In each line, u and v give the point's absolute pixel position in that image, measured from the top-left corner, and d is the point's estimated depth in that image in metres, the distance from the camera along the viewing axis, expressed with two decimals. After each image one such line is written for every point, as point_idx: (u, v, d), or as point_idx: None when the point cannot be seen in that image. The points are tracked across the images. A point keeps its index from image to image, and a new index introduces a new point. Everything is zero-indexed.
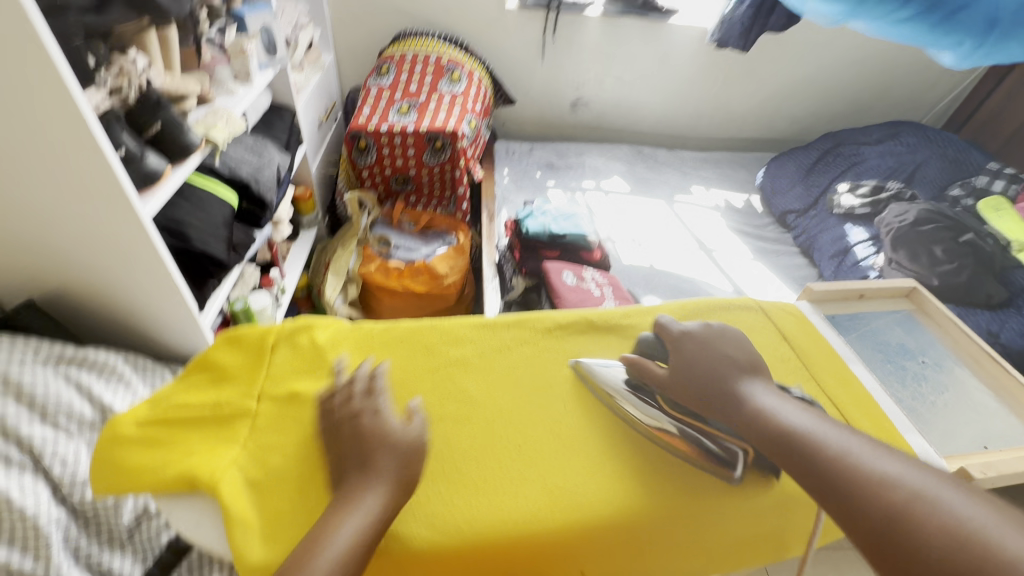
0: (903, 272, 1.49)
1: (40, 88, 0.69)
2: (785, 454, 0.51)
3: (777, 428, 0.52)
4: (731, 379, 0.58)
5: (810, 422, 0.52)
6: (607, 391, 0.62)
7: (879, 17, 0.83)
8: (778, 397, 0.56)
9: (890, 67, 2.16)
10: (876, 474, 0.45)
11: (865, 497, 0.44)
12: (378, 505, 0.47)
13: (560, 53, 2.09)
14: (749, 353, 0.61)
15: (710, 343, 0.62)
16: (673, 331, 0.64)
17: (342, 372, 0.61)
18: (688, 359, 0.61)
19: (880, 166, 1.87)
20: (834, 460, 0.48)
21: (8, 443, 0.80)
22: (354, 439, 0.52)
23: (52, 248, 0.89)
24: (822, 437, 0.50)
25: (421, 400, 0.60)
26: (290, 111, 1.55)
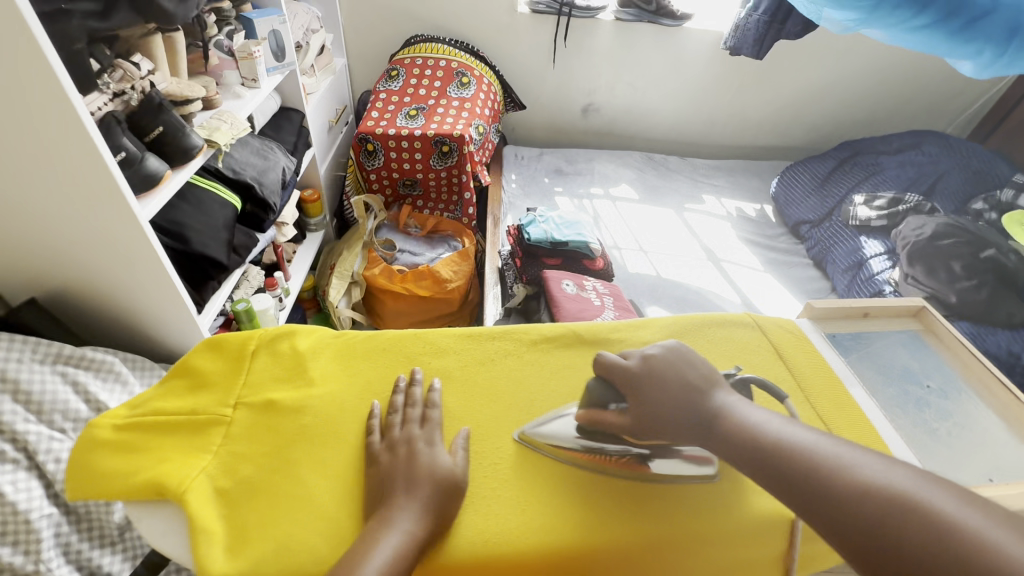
0: (919, 287, 1.43)
1: (39, 93, 0.71)
2: (759, 468, 0.48)
3: (747, 439, 0.50)
4: (692, 399, 0.55)
5: (780, 429, 0.50)
6: (567, 444, 0.58)
7: (878, 30, 0.62)
8: (743, 405, 0.53)
9: (913, 75, 2.09)
10: (852, 480, 0.43)
11: (843, 508, 0.42)
12: (415, 525, 0.48)
13: (572, 58, 2.07)
14: (705, 369, 0.58)
15: (662, 374, 0.56)
16: (618, 365, 0.58)
17: (400, 391, 0.60)
18: (646, 401, 0.55)
19: (899, 177, 1.81)
20: (808, 470, 0.45)
21: (3, 439, 0.82)
22: (404, 465, 0.52)
23: (55, 248, 0.90)
24: (792, 445, 0.47)
25: (470, 430, 0.59)
26: (298, 115, 1.56)
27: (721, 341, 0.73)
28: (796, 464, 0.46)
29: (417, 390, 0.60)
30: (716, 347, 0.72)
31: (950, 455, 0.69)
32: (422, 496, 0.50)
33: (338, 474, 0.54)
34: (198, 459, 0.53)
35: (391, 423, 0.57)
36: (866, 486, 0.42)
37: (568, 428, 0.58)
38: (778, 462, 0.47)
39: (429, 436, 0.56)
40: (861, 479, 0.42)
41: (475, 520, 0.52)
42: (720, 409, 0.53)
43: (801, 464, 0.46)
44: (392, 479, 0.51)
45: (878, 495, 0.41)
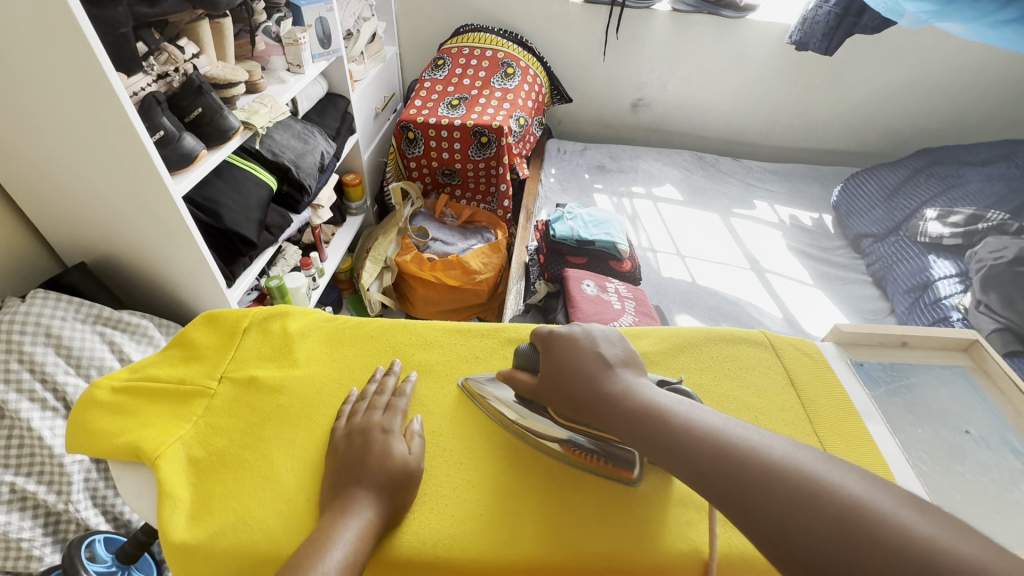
0: (992, 317, 1.27)
1: (83, 72, 0.76)
2: (668, 455, 0.46)
3: (656, 420, 0.48)
4: (600, 381, 0.53)
5: (690, 411, 0.48)
6: (501, 407, 0.59)
7: (975, 18, 0.86)
8: (652, 387, 0.52)
9: (1014, 76, 1.85)
10: (763, 463, 0.41)
11: (758, 496, 0.40)
12: (374, 513, 0.48)
13: (624, 50, 2.00)
14: (625, 346, 0.57)
15: (578, 350, 0.56)
16: (544, 335, 0.60)
17: (376, 380, 0.61)
18: (558, 366, 0.56)
19: (985, 192, 1.60)
20: (720, 456, 0.43)
21: (46, 389, 0.90)
22: (360, 453, 0.52)
23: (101, 217, 0.98)
24: (703, 429, 0.45)
25: (422, 419, 0.58)
26: (343, 101, 1.61)
27: (729, 359, 0.68)
28: (707, 450, 0.44)
29: (391, 380, 0.61)
30: (719, 364, 0.68)
31: (979, 513, 0.61)
32: (376, 486, 0.50)
33: (303, 456, 0.54)
34: (177, 427, 0.56)
35: (358, 409, 0.57)
36: (775, 470, 0.40)
37: (505, 391, 0.60)
38: (691, 448, 0.45)
39: (388, 423, 0.56)
40: (772, 462, 0.41)
41: (430, 516, 0.51)
42: (628, 392, 0.51)
43: (715, 450, 0.43)
44: (348, 469, 0.51)
45: (788, 477, 0.39)
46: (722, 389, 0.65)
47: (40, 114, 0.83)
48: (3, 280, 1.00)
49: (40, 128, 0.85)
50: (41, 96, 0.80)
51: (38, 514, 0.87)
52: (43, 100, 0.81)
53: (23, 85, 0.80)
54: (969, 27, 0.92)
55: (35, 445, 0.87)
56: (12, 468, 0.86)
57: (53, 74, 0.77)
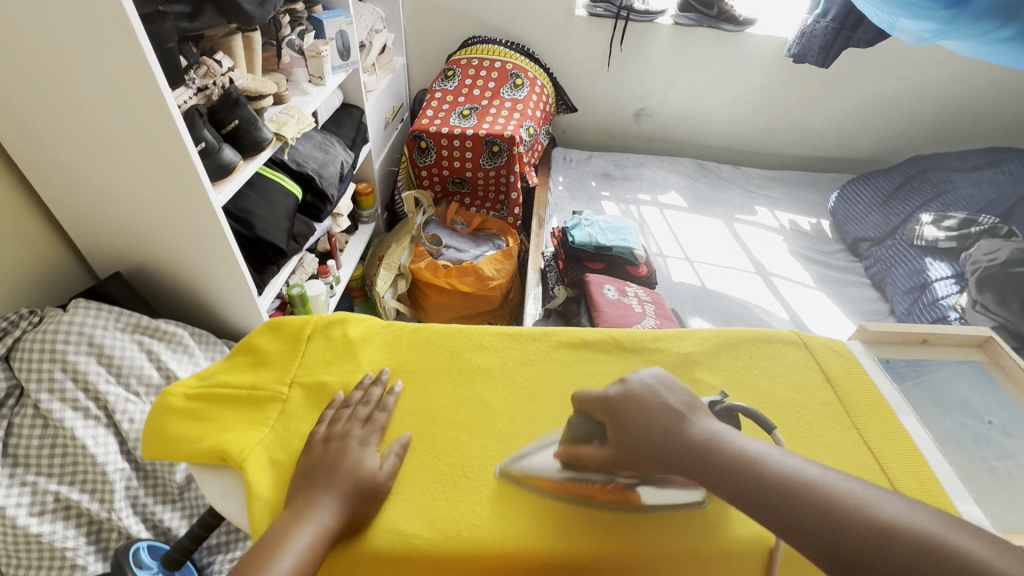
0: (988, 316, 1.33)
1: (136, 86, 0.78)
2: (767, 515, 0.46)
3: (747, 471, 0.49)
4: (680, 429, 0.53)
5: (784, 460, 0.48)
6: (556, 479, 0.57)
7: (973, 36, 0.92)
8: (732, 433, 0.52)
9: (995, 87, 1.95)
10: (876, 522, 0.42)
11: (871, 555, 0.41)
12: (330, 519, 0.50)
13: (627, 62, 2.06)
14: (687, 394, 0.57)
15: (642, 404, 0.56)
16: (594, 396, 0.59)
17: (373, 390, 0.63)
18: (629, 431, 0.55)
19: (973, 197, 1.68)
20: (825, 516, 0.44)
21: (88, 398, 0.91)
22: (326, 460, 0.55)
23: (137, 225, 0.99)
24: (802, 480, 0.47)
25: (408, 437, 0.59)
26: (358, 111, 1.63)
27: (767, 358, 0.73)
28: (812, 507, 0.45)
29: (376, 390, 0.63)
30: (759, 362, 0.72)
31: (1005, 497, 0.65)
32: (340, 492, 0.52)
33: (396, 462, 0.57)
34: (254, 430, 0.58)
35: (340, 417, 0.60)
36: (891, 530, 0.41)
37: (554, 463, 0.58)
38: (795, 509, 0.45)
39: (364, 437, 0.58)
40: (884, 521, 0.42)
41: (400, 514, 0.54)
42: (713, 441, 0.51)
43: (818, 507, 0.44)
44: (318, 471, 0.54)
45: (903, 536, 0.41)
46: (765, 385, 0.69)
47: (86, 125, 0.84)
48: (37, 291, 1.00)
49: (85, 140, 0.86)
50: (90, 108, 0.82)
51: (81, 523, 0.88)
52: (92, 113, 0.82)
53: (72, 99, 0.81)
54: (965, 44, 0.98)
55: (78, 454, 0.88)
56: (55, 478, 0.87)
57: (105, 88, 0.79)
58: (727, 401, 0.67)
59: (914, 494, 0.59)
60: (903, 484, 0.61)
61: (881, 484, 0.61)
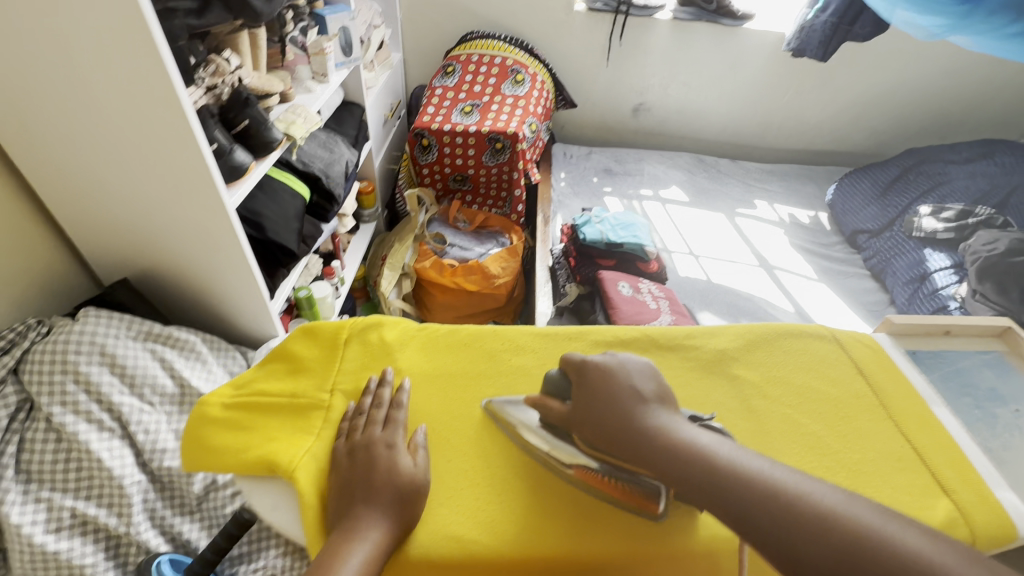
0: (988, 306, 1.36)
1: (149, 85, 0.75)
2: (718, 502, 0.48)
3: (703, 467, 0.49)
4: (640, 418, 0.54)
5: (731, 453, 0.50)
6: (526, 433, 0.59)
7: (986, 32, 0.94)
8: (687, 426, 0.53)
9: (985, 80, 2.00)
10: (817, 512, 0.44)
11: (797, 540, 0.43)
12: (382, 535, 0.49)
13: (626, 57, 2.06)
14: (659, 384, 0.58)
15: (612, 379, 0.57)
16: (576, 360, 0.60)
17: (392, 392, 0.61)
18: (592, 398, 0.56)
19: (968, 188, 1.72)
20: (760, 504, 0.46)
21: (101, 409, 0.89)
22: (366, 471, 0.54)
23: (145, 230, 0.96)
24: (750, 471, 0.48)
25: (424, 429, 0.60)
26: (359, 108, 1.60)
27: (800, 352, 0.73)
28: (759, 497, 0.46)
29: (385, 391, 0.61)
30: (793, 356, 0.72)
31: None
32: (385, 504, 0.51)
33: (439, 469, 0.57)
34: (300, 438, 0.58)
35: (356, 428, 0.58)
36: (825, 520, 0.43)
37: (529, 415, 0.60)
38: (736, 493, 0.47)
39: (389, 439, 0.56)
40: (827, 511, 0.44)
41: (443, 519, 0.54)
42: (666, 430, 0.53)
43: (755, 495, 0.46)
44: (354, 485, 0.53)
45: (842, 526, 0.42)
46: (801, 379, 0.70)
47: (95, 128, 0.81)
48: (41, 300, 0.97)
49: (95, 144, 0.83)
50: (100, 110, 0.79)
51: (98, 539, 0.84)
52: (103, 116, 0.79)
53: (80, 101, 0.78)
54: (976, 40, 1.00)
55: (94, 468, 0.85)
56: (70, 493, 0.84)
57: (116, 89, 0.76)
58: (767, 397, 0.67)
59: (957, 484, 0.60)
60: (944, 473, 0.61)
61: (921, 474, 0.61)
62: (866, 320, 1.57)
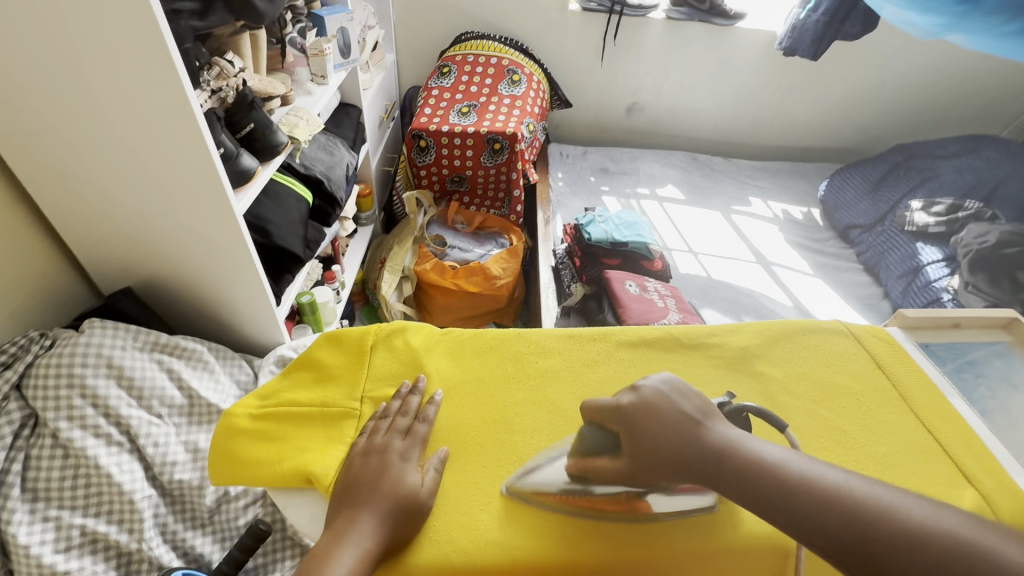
0: (980, 297, 1.40)
1: (157, 88, 0.73)
2: (798, 524, 0.46)
3: (769, 479, 0.48)
4: (699, 435, 0.52)
5: (803, 466, 0.48)
6: (558, 491, 0.56)
7: (981, 31, 0.97)
8: (750, 440, 0.51)
9: (967, 77, 2.05)
10: (902, 528, 0.42)
11: (886, 556, 0.42)
12: (371, 541, 0.49)
13: (620, 57, 2.07)
14: (701, 399, 0.56)
15: (657, 411, 0.54)
16: (606, 406, 0.57)
17: (416, 401, 0.62)
18: (641, 446, 0.53)
19: (957, 183, 1.76)
20: (847, 521, 0.44)
21: (109, 423, 0.86)
22: (371, 478, 0.54)
23: (149, 239, 0.94)
24: (823, 487, 0.46)
25: (445, 452, 0.58)
26: (356, 110, 1.58)
27: (819, 347, 0.74)
28: (842, 517, 0.44)
29: (414, 399, 0.62)
30: (813, 353, 0.73)
31: None
32: (381, 510, 0.51)
33: (467, 475, 0.58)
34: (329, 447, 0.59)
35: (378, 428, 0.59)
36: (920, 534, 0.42)
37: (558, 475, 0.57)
38: (818, 514, 0.45)
39: (405, 451, 0.57)
40: (914, 527, 0.42)
41: (444, 530, 0.53)
42: (731, 447, 0.51)
43: (841, 512, 0.44)
44: (356, 489, 0.53)
45: (933, 542, 0.41)
46: (822, 374, 0.71)
47: (99, 136, 0.79)
48: (40, 311, 0.94)
49: (99, 151, 0.81)
50: (106, 119, 0.77)
51: (109, 557, 0.82)
52: (108, 124, 0.77)
53: (85, 109, 0.76)
54: (972, 38, 1.03)
55: (103, 483, 0.83)
56: (79, 510, 0.82)
57: (123, 97, 0.74)
58: (791, 392, 0.68)
59: (980, 472, 0.62)
60: (966, 463, 0.63)
61: (945, 463, 0.63)
62: (863, 313, 1.60)
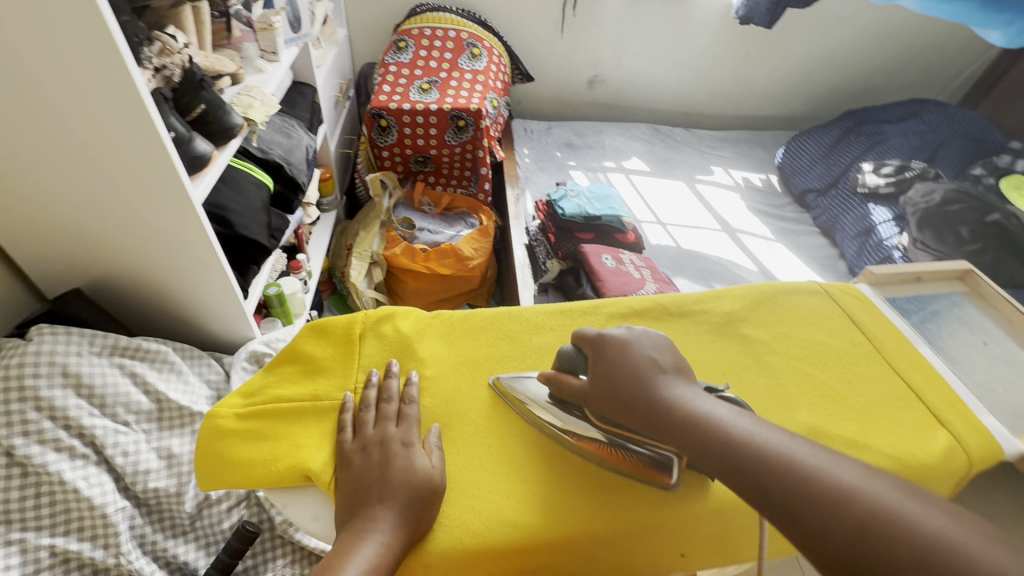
0: (927, 253, 1.48)
1: (97, 67, 0.65)
2: (735, 476, 0.46)
3: (714, 433, 0.48)
4: (653, 388, 0.53)
5: (749, 427, 0.48)
6: (533, 408, 0.59)
7: None
8: (703, 398, 0.52)
9: (908, 43, 2.15)
10: (829, 488, 0.42)
11: (808, 510, 0.41)
12: (391, 537, 0.48)
13: (580, 28, 2.04)
14: (675, 357, 0.58)
15: (627, 351, 0.57)
16: (592, 336, 0.59)
17: (407, 388, 0.60)
18: (606, 372, 0.56)
19: (903, 145, 1.85)
20: (772, 469, 0.44)
21: (71, 436, 0.80)
22: (382, 473, 0.53)
23: (97, 235, 0.86)
24: (765, 444, 0.46)
25: (438, 428, 0.58)
26: (310, 89, 1.49)
27: (798, 307, 0.77)
28: (774, 472, 0.44)
29: (392, 383, 0.60)
30: (792, 313, 0.76)
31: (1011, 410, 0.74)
32: (399, 504, 0.50)
33: (472, 457, 0.57)
34: (329, 441, 0.58)
35: (365, 421, 0.57)
36: (847, 496, 0.41)
37: (540, 392, 0.59)
38: (746, 461, 0.46)
39: (406, 436, 0.56)
40: (840, 487, 0.41)
41: (461, 512, 0.52)
42: (682, 400, 0.52)
43: (770, 462, 0.45)
44: (365, 486, 0.52)
45: (856, 502, 0.40)
46: (803, 333, 0.73)
47: (30, 123, 0.71)
48: None
49: (32, 141, 0.73)
50: (39, 107, 0.69)
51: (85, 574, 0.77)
52: (40, 111, 0.69)
53: (10, 93, 0.67)
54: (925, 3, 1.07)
55: (70, 500, 0.77)
56: (47, 531, 0.76)
57: (58, 80, 0.67)
58: (776, 352, 0.71)
59: (950, 415, 0.66)
60: (937, 406, 0.67)
61: (917, 408, 0.67)
62: (822, 274, 1.68)
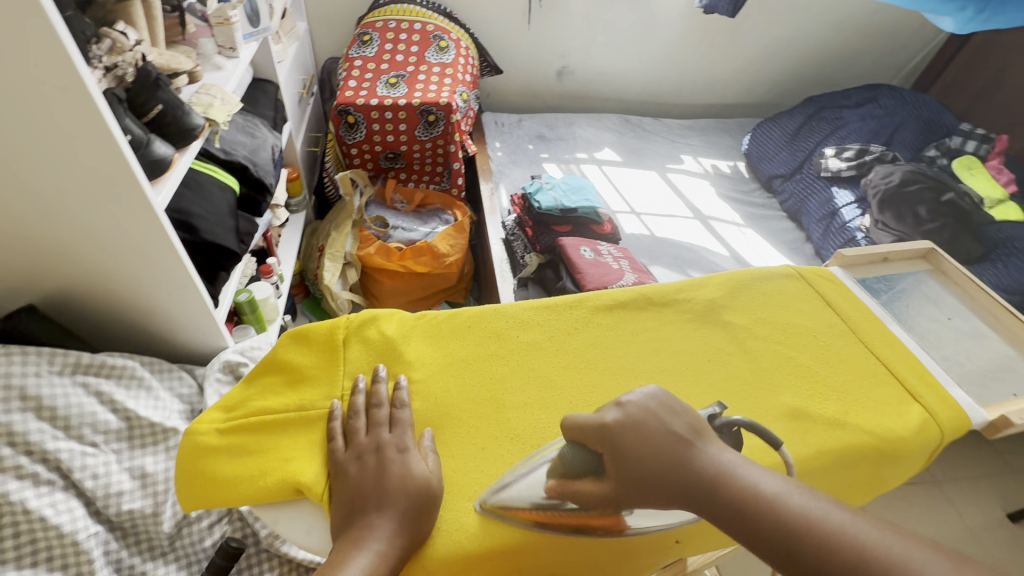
0: (888, 233, 1.55)
1: (42, 68, 0.61)
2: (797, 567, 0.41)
3: (765, 515, 0.43)
4: (685, 460, 0.47)
5: (803, 502, 0.43)
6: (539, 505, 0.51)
7: None
8: (743, 467, 0.47)
9: (863, 30, 2.22)
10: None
11: None
12: (388, 545, 0.47)
13: (547, 19, 2.02)
14: (691, 417, 0.51)
15: (645, 428, 0.49)
16: (589, 424, 0.51)
17: (394, 393, 0.59)
18: (627, 463, 0.48)
19: (862, 129, 1.92)
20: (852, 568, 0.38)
21: (34, 461, 0.76)
22: (377, 481, 0.51)
23: (52, 248, 0.81)
24: (827, 527, 0.41)
25: (431, 433, 0.57)
26: (272, 86, 1.44)
27: (775, 292, 0.78)
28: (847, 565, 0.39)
29: (381, 388, 0.59)
30: (770, 298, 0.77)
31: (976, 381, 0.78)
32: (397, 511, 0.49)
33: (467, 457, 0.56)
34: (319, 451, 0.56)
35: (355, 428, 0.56)
36: None
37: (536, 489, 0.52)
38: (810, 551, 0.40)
39: (400, 442, 0.55)
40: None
41: (460, 514, 0.52)
42: (723, 473, 0.46)
43: (837, 553, 0.39)
44: (362, 496, 0.51)
45: None
46: (782, 316, 0.75)
47: None
48: None
49: None
50: None
51: None
52: None
53: None
54: None
55: (37, 529, 0.73)
56: (11, 564, 0.71)
57: None
58: (757, 337, 0.72)
59: (922, 389, 0.68)
60: (911, 381, 0.69)
61: (892, 383, 0.69)
62: (791, 257, 1.72)
